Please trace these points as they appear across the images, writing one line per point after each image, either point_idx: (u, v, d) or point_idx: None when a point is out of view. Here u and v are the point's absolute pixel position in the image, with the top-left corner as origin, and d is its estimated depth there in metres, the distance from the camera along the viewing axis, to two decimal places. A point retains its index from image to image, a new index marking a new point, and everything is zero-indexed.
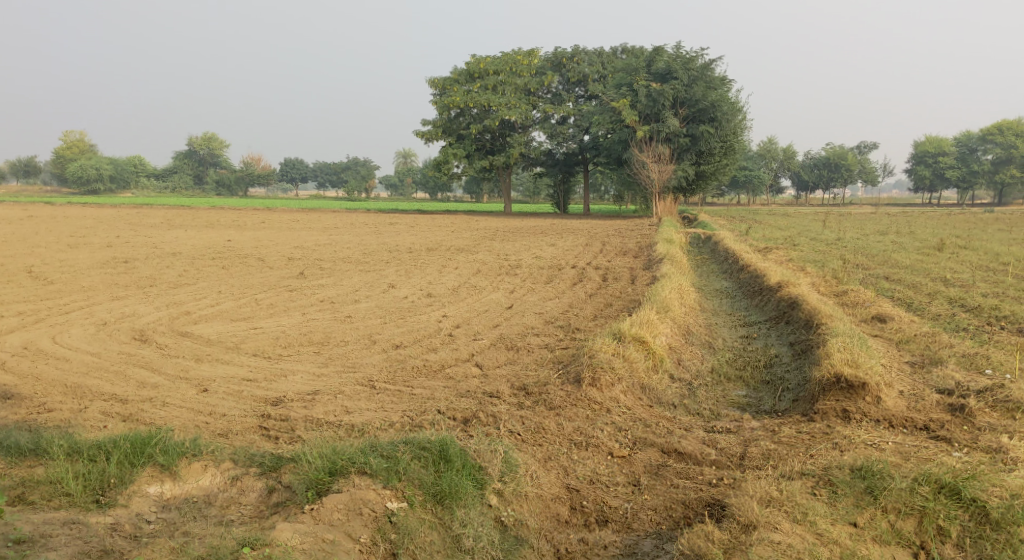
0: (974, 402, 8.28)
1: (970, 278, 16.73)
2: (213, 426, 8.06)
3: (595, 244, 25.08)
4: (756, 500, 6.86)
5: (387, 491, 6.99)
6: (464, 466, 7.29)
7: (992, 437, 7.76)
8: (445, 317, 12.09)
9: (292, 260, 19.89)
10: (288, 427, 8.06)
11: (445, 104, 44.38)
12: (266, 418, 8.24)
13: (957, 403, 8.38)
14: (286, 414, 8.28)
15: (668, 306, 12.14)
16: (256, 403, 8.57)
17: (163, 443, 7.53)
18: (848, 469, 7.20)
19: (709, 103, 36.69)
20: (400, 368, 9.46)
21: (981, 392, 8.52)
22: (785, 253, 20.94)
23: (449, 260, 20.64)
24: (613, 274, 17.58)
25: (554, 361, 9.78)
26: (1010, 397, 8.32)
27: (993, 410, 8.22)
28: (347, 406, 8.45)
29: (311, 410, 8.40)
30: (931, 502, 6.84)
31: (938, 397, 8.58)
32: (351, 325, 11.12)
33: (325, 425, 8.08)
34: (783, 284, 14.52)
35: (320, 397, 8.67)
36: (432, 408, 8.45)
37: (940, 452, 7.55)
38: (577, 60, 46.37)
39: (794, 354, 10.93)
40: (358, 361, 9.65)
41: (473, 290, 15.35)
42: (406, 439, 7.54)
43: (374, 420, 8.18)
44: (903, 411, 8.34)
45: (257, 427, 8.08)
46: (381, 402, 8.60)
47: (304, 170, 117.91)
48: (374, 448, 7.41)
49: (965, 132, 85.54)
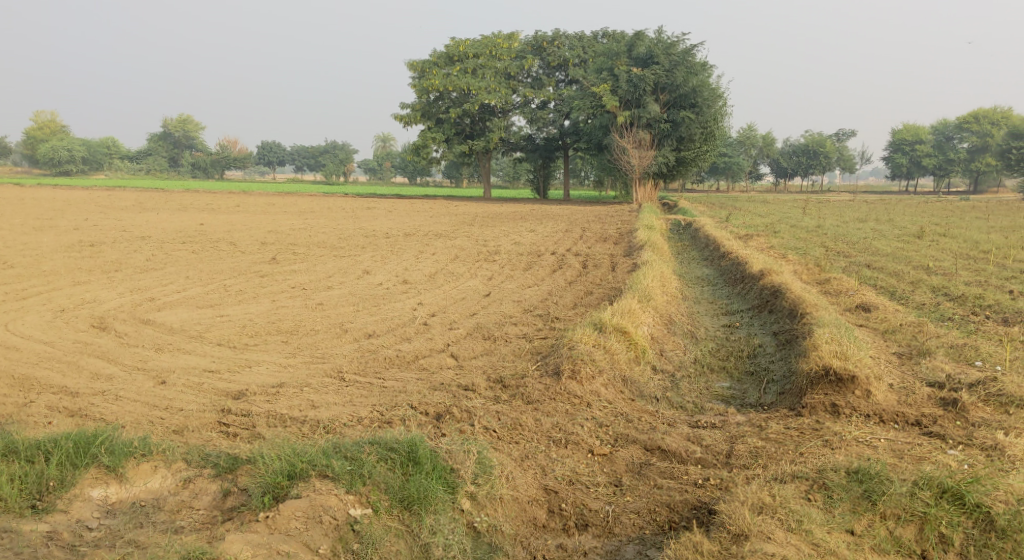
0: (967, 397, 8.05)
1: (952, 266, 16.57)
2: (167, 423, 7.67)
3: (575, 230, 24.74)
4: (747, 507, 6.56)
5: (351, 497, 6.64)
6: (434, 469, 6.95)
7: (987, 433, 7.52)
8: (420, 304, 11.72)
9: (264, 245, 19.42)
10: (249, 424, 7.68)
11: (424, 87, 43.81)
12: (226, 413, 7.86)
13: (949, 397, 8.15)
14: (248, 408, 7.91)
15: (650, 294, 11.86)
16: (216, 397, 8.18)
17: (110, 442, 7.13)
18: (844, 472, 6.93)
19: (690, 88, 36.36)
20: (371, 359, 9.10)
21: (973, 386, 8.30)
22: (766, 240, 20.72)
23: (427, 245, 20.26)
24: (593, 261, 17.26)
25: (533, 351, 9.46)
26: (1003, 391, 8.10)
27: (986, 405, 7.98)
28: (314, 400, 8.09)
29: (275, 405, 8.02)
30: (932, 508, 6.57)
31: (929, 391, 8.35)
32: (322, 313, 10.74)
33: (289, 422, 7.72)
34: (766, 272, 14.28)
35: (285, 390, 8.29)
36: (404, 402, 8.10)
37: (934, 451, 7.30)
38: (558, 44, 45.91)
39: (778, 344, 10.69)
40: (328, 351, 9.27)
41: (450, 277, 15.00)
42: (372, 439, 7.18)
43: (342, 415, 7.82)
44: (894, 405, 8.10)
45: (215, 424, 7.70)
46: (350, 396, 8.24)
47: (282, 154, 116.64)
48: (339, 450, 7.04)
49: (942, 120, 85.94)
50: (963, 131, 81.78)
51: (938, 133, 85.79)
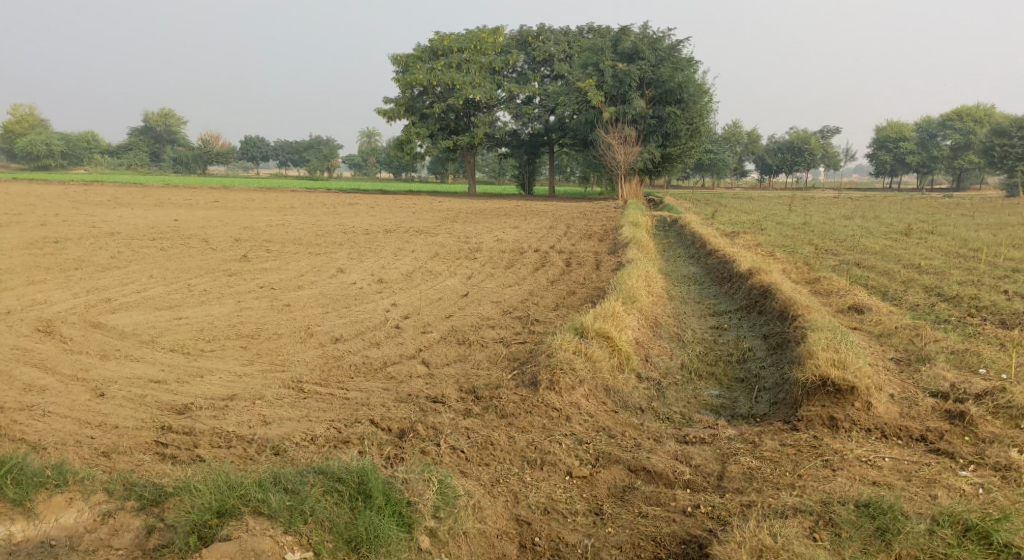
0: (975, 409, 7.57)
1: (942, 265, 16.14)
2: (96, 443, 7.10)
3: (559, 227, 24.21)
4: (744, 551, 6.03)
5: (288, 538, 6.08)
6: (388, 503, 6.37)
7: (1000, 452, 7.05)
8: (393, 305, 11.14)
9: (238, 242, 18.79)
10: (189, 445, 7.11)
11: (407, 82, 43.04)
12: (165, 432, 7.29)
13: (955, 409, 7.67)
14: (191, 426, 7.33)
15: (634, 295, 11.32)
16: (157, 411, 7.60)
17: (21, 469, 6.54)
18: (852, 506, 6.41)
19: (675, 84, 35.90)
20: (335, 367, 8.51)
21: (980, 396, 7.81)
22: (752, 238, 20.24)
23: (406, 242, 19.69)
24: (578, 260, 16.72)
25: (509, 358, 8.90)
26: (1013, 403, 7.63)
27: (996, 418, 7.51)
28: (266, 416, 7.51)
29: (221, 420, 7.44)
30: (954, 548, 6.06)
31: (933, 402, 7.87)
32: (288, 315, 10.13)
33: (236, 442, 7.15)
34: (755, 270, 13.79)
35: (235, 404, 7.70)
36: (366, 417, 7.54)
37: (944, 474, 6.82)
38: (543, 38, 45.44)
39: (769, 349, 10.21)
40: (288, 358, 8.67)
41: (428, 276, 14.43)
42: (319, 468, 6.63)
43: (295, 433, 7.27)
44: (896, 418, 7.62)
45: (152, 444, 7.14)
46: (307, 410, 7.67)
47: (265, 149, 115.49)
48: (279, 482, 6.47)
49: (925, 117, 86.18)
50: (946, 129, 81.90)
51: (921, 130, 85.83)
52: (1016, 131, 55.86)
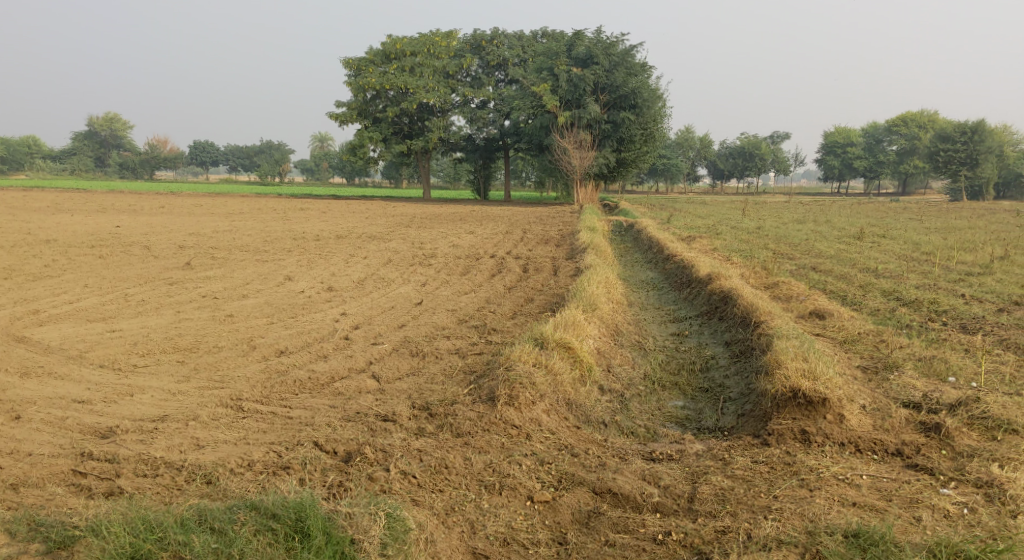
0: (951, 422, 7.40)
1: (898, 268, 16.13)
2: (7, 475, 6.54)
3: (515, 232, 23.88)
4: None
5: None
6: (329, 542, 5.92)
7: (980, 467, 6.86)
8: (343, 315, 10.64)
9: (181, 249, 18.06)
10: (110, 475, 6.58)
11: (360, 85, 42.24)
12: (84, 459, 6.75)
13: (930, 420, 7.49)
14: (114, 452, 6.79)
15: (594, 302, 10.99)
16: (78, 436, 7.04)
17: None
18: (839, 535, 6.11)
19: (629, 89, 36.00)
20: (278, 383, 8.00)
21: (954, 407, 7.64)
22: (708, 242, 20.13)
23: (359, 248, 19.16)
24: (534, 265, 16.36)
25: (465, 370, 8.49)
26: (987, 414, 7.49)
27: (971, 431, 7.34)
28: (200, 439, 7.00)
29: (149, 445, 6.91)
30: None
31: (907, 413, 7.68)
32: (230, 326, 9.57)
33: (163, 469, 6.64)
34: (715, 276, 13.59)
35: (165, 426, 7.17)
36: (309, 439, 7.07)
37: (925, 493, 6.59)
38: (497, 43, 45.28)
39: (732, 358, 9.99)
40: (227, 374, 8.15)
41: (381, 283, 13.94)
42: (253, 503, 6.16)
43: (230, 459, 6.77)
44: (868, 431, 7.41)
45: (69, 474, 6.60)
46: (246, 431, 7.17)
47: (215, 154, 113.44)
48: (207, 521, 6.01)
49: (871, 123, 87.86)
50: (892, 134, 83.49)
51: (868, 135, 87.39)
52: (959, 135, 56.84)
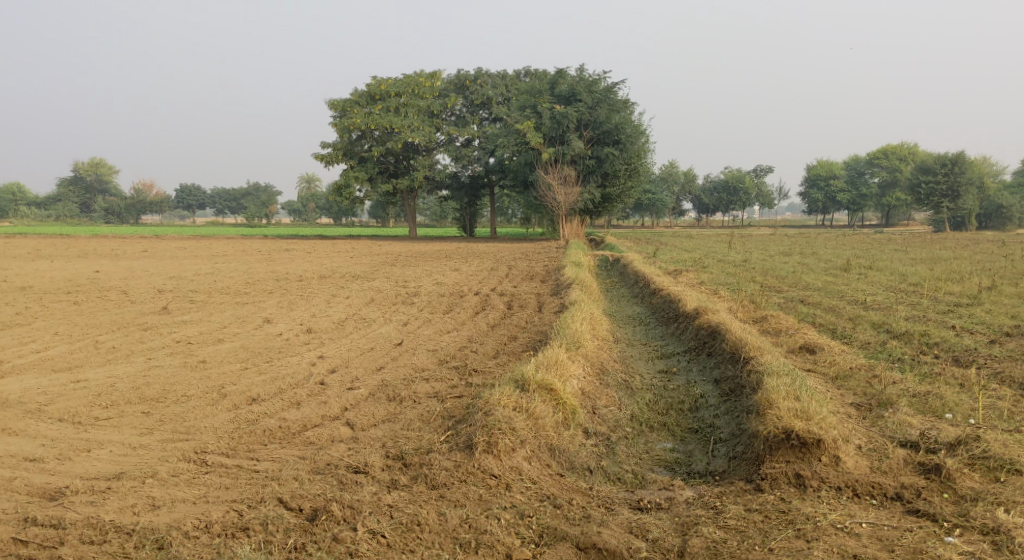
0: (952, 462, 7.15)
1: (886, 300, 15.96)
2: None
3: (500, 268, 23.66)
4: None
5: None
6: None
7: (985, 511, 6.60)
8: (320, 358, 10.29)
9: (160, 293, 17.71)
10: (54, 542, 6.22)
11: (344, 126, 42.15)
12: (28, 524, 6.39)
13: (929, 461, 7.24)
14: (60, 516, 6.44)
15: (578, 339, 10.70)
16: (25, 498, 6.68)
17: None
18: None
19: (613, 125, 36.14)
20: (246, 434, 7.65)
21: (954, 445, 7.40)
22: (695, 276, 19.95)
23: (341, 288, 18.87)
24: (519, 302, 16.10)
25: (443, 415, 8.15)
26: (988, 453, 7.25)
27: (973, 472, 7.09)
28: (155, 499, 6.65)
29: (100, 507, 6.56)
30: None
31: (904, 453, 7.42)
32: (202, 373, 9.22)
33: (112, 535, 6.28)
34: (702, 310, 13.34)
35: (119, 485, 6.81)
36: (273, 496, 6.72)
37: (929, 542, 6.31)
38: (481, 82, 45.50)
39: (722, 396, 9.71)
40: (194, 424, 7.80)
41: (362, 324, 13.61)
42: None
43: (186, 521, 6.41)
44: (867, 474, 7.14)
45: (11, 542, 6.23)
46: (206, 489, 6.82)
47: (201, 197, 113.36)
48: None
49: (852, 156, 88.73)
50: (873, 167, 84.20)
51: (850, 168, 88.14)
52: (940, 168, 57.21)
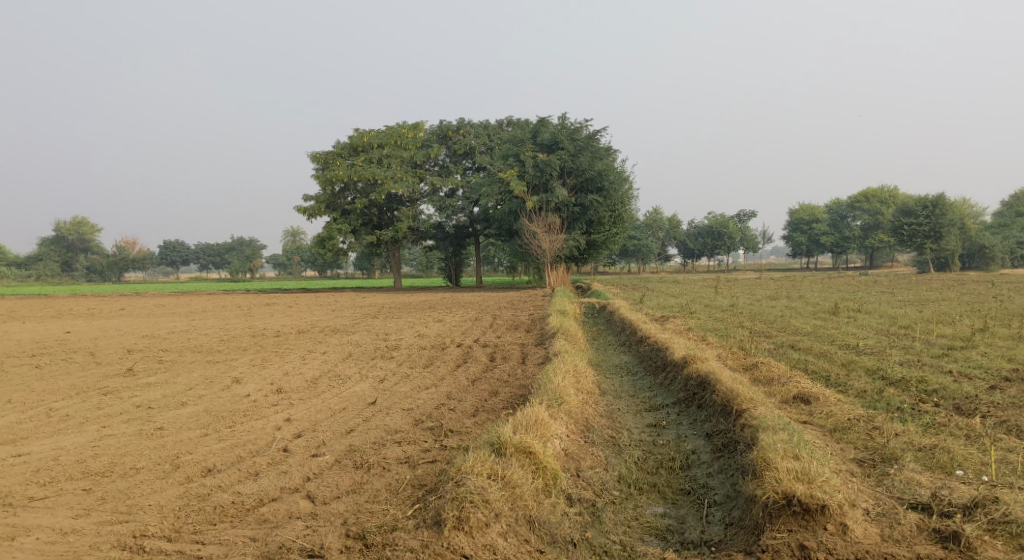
0: (971, 530, 7.43)
1: (877, 343, 15.61)
2: None
3: (485, 318, 23.21)
4: None
5: None
6: None
7: None
8: (287, 422, 9.63)
9: (127, 353, 17.04)
10: None
11: (326, 178, 41.67)
12: None
13: (946, 528, 7.53)
14: None
15: (560, 395, 10.10)
16: None
17: None
18: None
19: (596, 172, 36.03)
20: (193, 512, 7.57)
21: (972, 508, 7.68)
22: (683, 322, 19.57)
23: (319, 343, 18.31)
24: (502, 353, 15.64)
25: (413, 483, 8.00)
26: (1009, 517, 7.54)
27: (995, 541, 7.38)
28: None
29: None
30: None
31: (917, 518, 7.72)
32: (156, 440, 8.83)
33: None
34: (691, 359, 12.83)
35: None
36: None
37: None
38: (463, 132, 45.57)
39: (714, 452, 9.37)
40: (137, 503, 7.68)
41: (336, 381, 12.98)
42: None
43: None
44: (877, 544, 7.45)
45: None
46: None
47: (185, 252, 112.77)
48: None
49: (834, 200, 89.26)
50: (855, 210, 84.61)
51: (832, 211, 88.52)
52: (921, 209, 57.34)
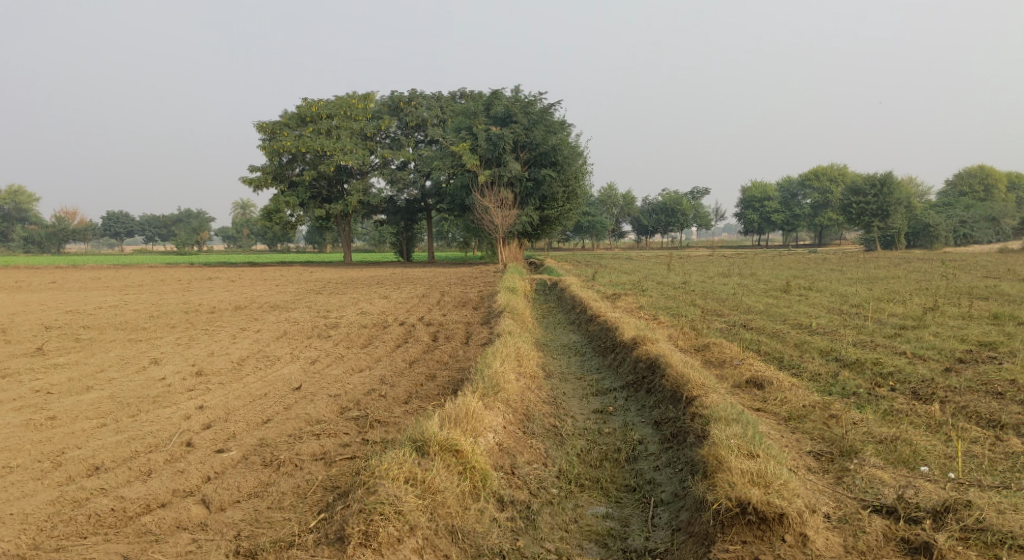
0: (943, 540, 6.99)
1: (830, 322, 15.19)
2: None
3: (432, 295, 22.37)
4: None
5: None
6: None
7: None
8: (197, 410, 8.98)
9: (44, 331, 15.87)
10: None
11: (273, 149, 40.14)
12: None
13: (916, 538, 7.09)
14: None
15: (498, 380, 9.43)
16: None
17: None
18: None
19: (549, 146, 35.31)
20: (63, 522, 7.09)
21: (941, 514, 7.26)
22: (634, 299, 19.00)
23: (255, 321, 17.39)
24: (445, 332, 14.90)
25: (326, 486, 7.58)
26: (981, 522, 7.11)
27: (968, 551, 6.93)
28: None
29: None
30: None
31: (884, 524, 7.27)
32: (42, 435, 8.29)
33: None
34: (640, 339, 12.24)
35: None
36: None
37: None
38: (415, 104, 44.43)
39: (662, 443, 8.91)
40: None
41: (264, 362, 12.16)
42: None
43: None
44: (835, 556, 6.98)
45: None
46: None
47: (130, 225, 109.49)
48: None
49: (785, 178, 90.05)
50: (805, 188, 85.31)
51: (783, 190, 89.21)
52: (870, 188, 57.70)
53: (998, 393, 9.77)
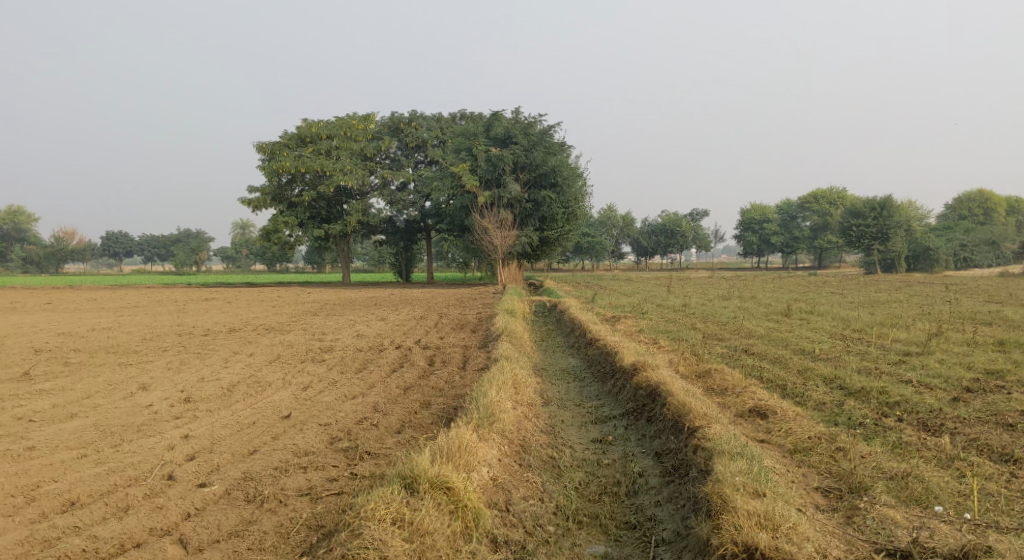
0: None
1: (832, 348, 14.93)
2: None
3: (430, 317, 22.10)
4: None
5: None
6: None
7: None
8: (181, 440, 8.71)
9: (34, 354, 15.59)
10: None
11: (272, 169, 40.01)
12: None
13: None
14: None
15: (494, 410, 9.14)
16: None
17: None
18: None
19: (549, 168, 35.21)
20: None
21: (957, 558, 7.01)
22: (634, 323, 18.73)
23: (249, 344, 17.11)
24: (442, 356, 14.64)
25: (310, 525, 7.35)
26: None
27: None
28: None
29: None
30: None
31: None
32: (19, 467, 8.06)
33: None
34: (640, 365, 11.95)
35: None
36: None
37: None
38: (415, 125, 44.38)
39: (663, 476, 8.63)
40: None
41: (256, 388, 11.89)
42: None
43: None
44: None
45: None
46: None
47: (129, 244, 109.27)
48: None
49: (784, 201, 90.05)
50: (805, 210, 85.24)
51: (782, 212, 89.14)
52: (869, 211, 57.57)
53: (1009, 424, 9.50)
